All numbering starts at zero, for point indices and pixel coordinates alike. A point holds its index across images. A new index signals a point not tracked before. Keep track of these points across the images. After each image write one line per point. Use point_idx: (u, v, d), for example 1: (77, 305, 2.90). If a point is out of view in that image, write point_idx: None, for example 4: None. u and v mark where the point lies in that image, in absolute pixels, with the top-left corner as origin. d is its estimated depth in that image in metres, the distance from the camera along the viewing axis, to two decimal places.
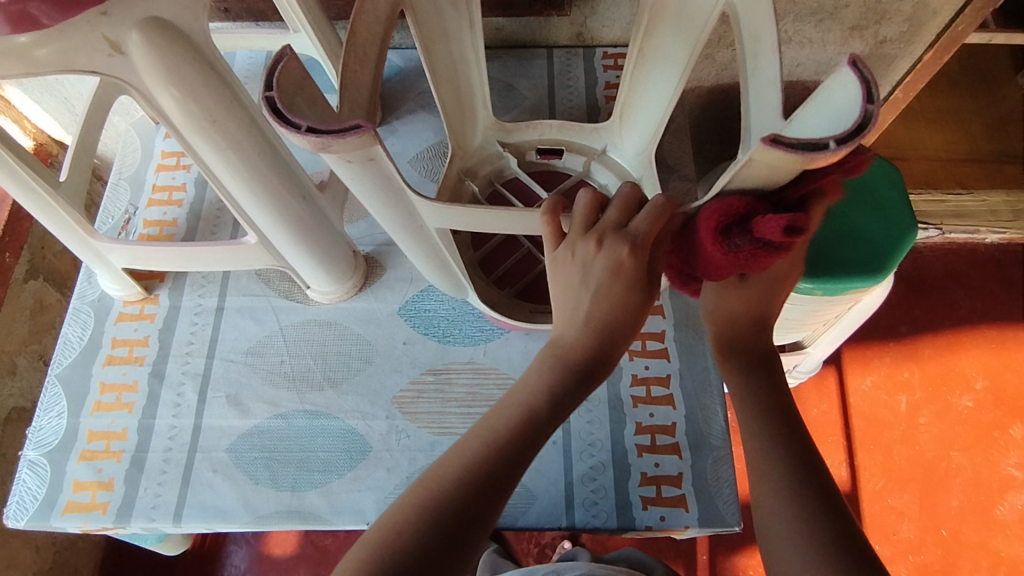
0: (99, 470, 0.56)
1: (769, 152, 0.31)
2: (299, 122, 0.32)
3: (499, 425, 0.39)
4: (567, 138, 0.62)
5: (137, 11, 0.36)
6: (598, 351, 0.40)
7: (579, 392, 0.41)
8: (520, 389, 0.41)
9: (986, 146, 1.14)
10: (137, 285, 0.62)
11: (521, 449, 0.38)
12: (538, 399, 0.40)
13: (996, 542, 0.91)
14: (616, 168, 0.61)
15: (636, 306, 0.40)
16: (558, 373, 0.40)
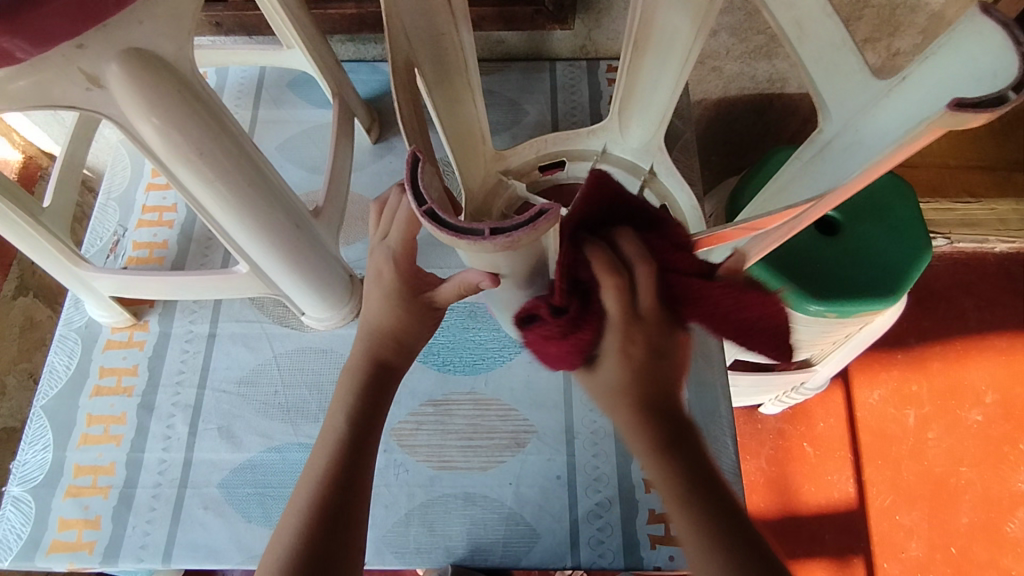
0: (86, 507, 0.54)
1: (953, 117, 0.30)
2: (480, 228, 0.29)
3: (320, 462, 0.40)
4: (565, 149, 0.58)
5: (116, 42, 0.34)
6: (385, 357, 0.45)
7: (384, 400, 0.44)
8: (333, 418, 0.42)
9: (995, 154, 1.10)
10: (125, 312, 0.60)
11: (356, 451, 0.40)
12: (342, 418, 0.42)
13: (1007, 561, 0.87)
14: (623, 164, 0.58)
15: (417, 333, 0.46)
16: (359, 379, 0.43)
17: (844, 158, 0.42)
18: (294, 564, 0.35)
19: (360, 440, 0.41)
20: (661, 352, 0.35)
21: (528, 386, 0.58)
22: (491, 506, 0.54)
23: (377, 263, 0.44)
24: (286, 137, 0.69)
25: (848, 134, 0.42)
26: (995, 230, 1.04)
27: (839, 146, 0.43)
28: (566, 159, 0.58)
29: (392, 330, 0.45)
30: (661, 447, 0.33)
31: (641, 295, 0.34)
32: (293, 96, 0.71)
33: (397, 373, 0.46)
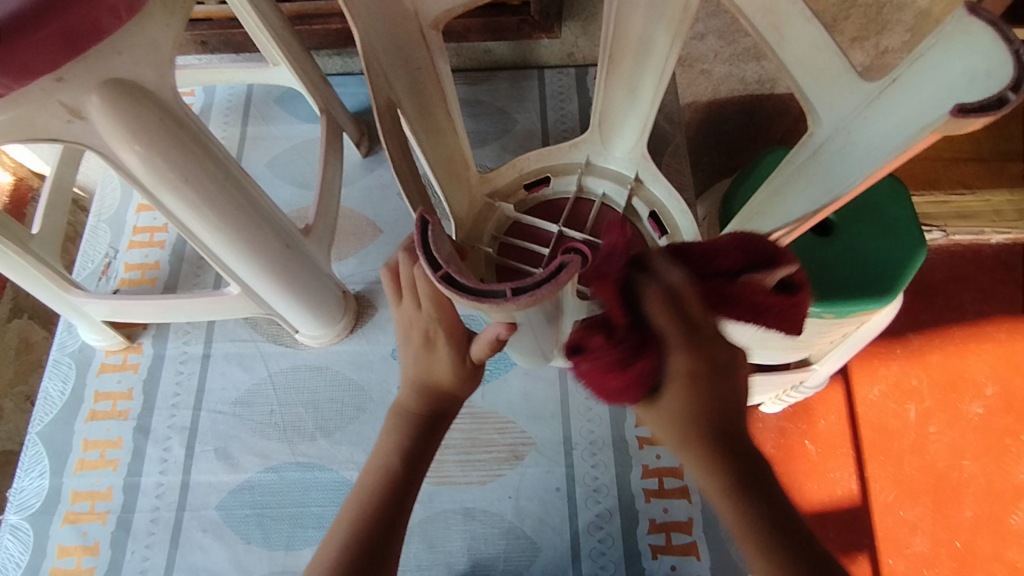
0: (85, 533, 0.54)
1: (959, 123, 0.31)
2: (501, 288, 0.28)
3: (364, 488, 0.39)
4: (548, 165, 0.57)
5: (95, 73, 0.33)
6: (437, 406, 0.42)
7: (432, 444, 0.42)
8: (384, 452, 0.41)
9: (986, 145, 1.08)
10: (119, 335, 0.60)
11: (393, 505, 0.38)
12: (395, 459, 0.40)
13: (1011, 554, 0.87)
14: (608, 174, 0.57)
15: (469, 389, 0.44)
16: (407, 429, 0.41)
17: (841, 162, 0.42)
18: None
19: (402, 488, 0.39)
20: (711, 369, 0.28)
21: (525, 398, 0.58)
22: (491, 520, 0.54)
23: (413, 326, 0.42)
24: (275, 153, 0.69)
25: (841, 138, 0.43)
26: (990, 221, 1.04)
27: (833, 150, 0.43)
28: (550, 175, 0.58)
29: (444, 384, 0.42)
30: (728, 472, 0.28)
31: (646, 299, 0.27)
32: (281, 111, 0.71)
33: (448, 417, 0.44)
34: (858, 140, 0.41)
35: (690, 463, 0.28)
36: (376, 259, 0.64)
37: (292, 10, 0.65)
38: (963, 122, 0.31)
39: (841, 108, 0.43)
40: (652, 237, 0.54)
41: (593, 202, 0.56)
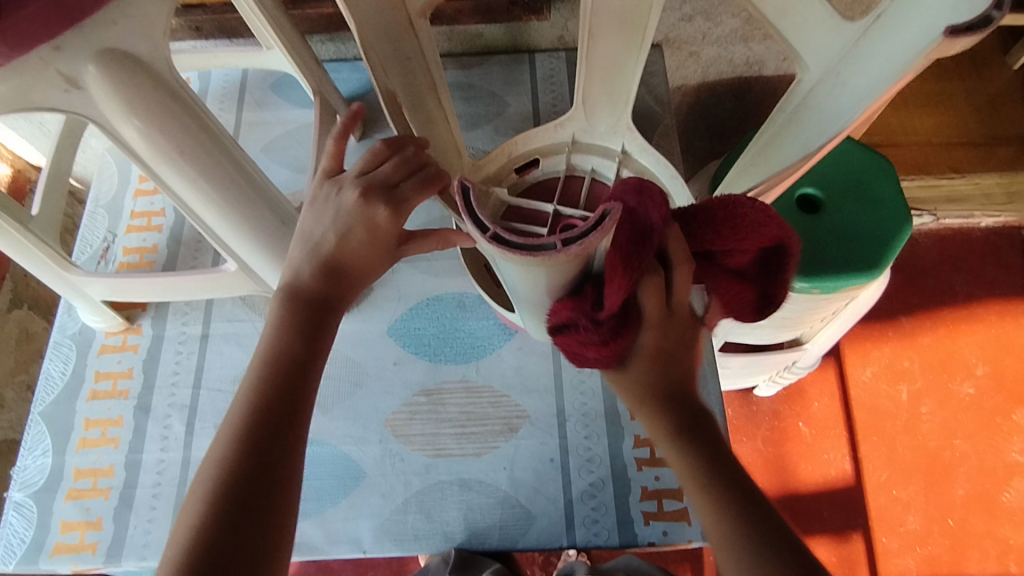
0: (87, 509, 0.55)
1: (950, 44, 0.32)
2: (550, 242, 0.30)
3: (251, 380, 0.37)
4: (535, 148, 0.57)
5: (92, 43, 0.35)
6: (329, 291, 0.40)
7: (323, 332, 0.40)
8: (277, 343, 0.38)
9: (976, 129, 1.09)
10: (118, 316, 0.61)
11: (286, 401, 0.36)
12: (286, 347, 0.38)
13: (1003, 531, 0.88)
14: (596, 149, 0.57)
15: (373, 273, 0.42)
16: (291, 314, 0.39)
17: (829, 104, 0.42)
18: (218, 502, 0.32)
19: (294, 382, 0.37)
20: (682, 346, 0.37)
21: (519, 373, 0.59)
22: (486, 490, 0.55)
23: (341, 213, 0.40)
24: (271, 138, 0.70)
25: (829, 80, 0.44)
26: (980, 204, 1.05)
27: (824, 90, 0.44)
28: (538, 157, 0.57)
29: (352, 267, 0.41)
30: (675, 421, 0.35)
31: (678, 290, 0.36)
32: (276, 97, 0.72)
33: (337, 309, 0.41)
34: (845, 80, 0.42)
35: (645, 421, 0.37)
36: None
37: None
38: (952, 45, 0.32)
39: (823, 50, 0.44)
40: None
41: (583, 178, 0.56)
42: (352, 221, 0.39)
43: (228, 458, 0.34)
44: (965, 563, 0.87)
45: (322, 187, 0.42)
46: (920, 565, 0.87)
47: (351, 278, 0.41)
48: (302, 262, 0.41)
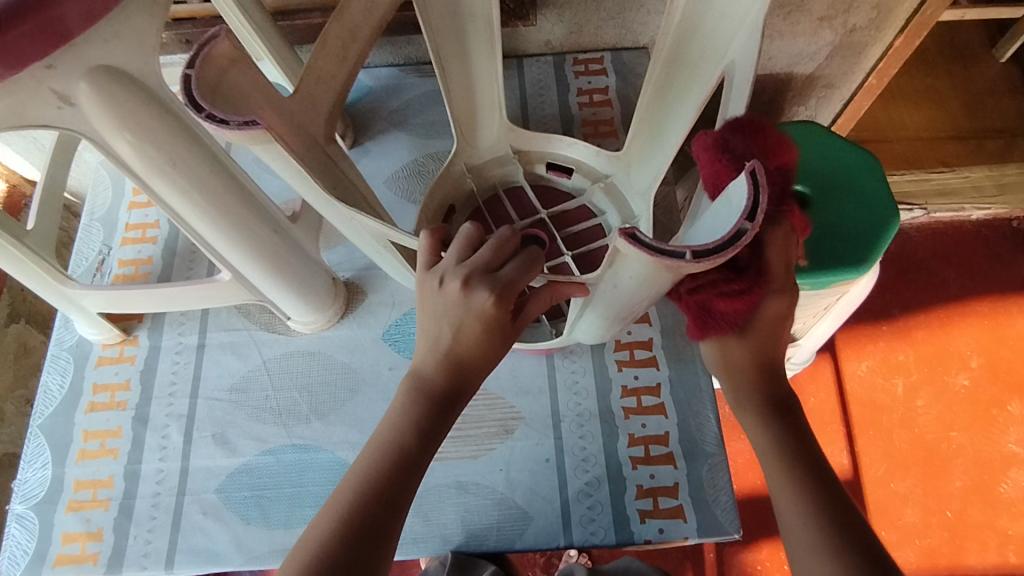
0: (88, 520, 0.55)
1: None
2: (681, 250, 0.32)
3: (367, 462, 0.41)
4: (445, 198, 0.61)
5: (82, 61, 0.35)
6: (457, 382, 0.43)
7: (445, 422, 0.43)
8: (395, 429, 0.42)
9: (964, 122, 1.10)
10: (115, 328, 0.61)
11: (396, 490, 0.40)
12: (408, 436, 0.41)
13: (1002, 521, 0.88)
14: (493, 163, 0.63)
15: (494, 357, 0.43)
16: (419, 405, 0.42)
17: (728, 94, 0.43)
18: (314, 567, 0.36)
19: (408, 467, 0.41)
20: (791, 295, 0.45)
21: (513, 374, 0.60)
22: (483, 492, 0.55)
23: (449, 314, 0.40)
24: None
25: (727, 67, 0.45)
26: (970, 197, 1.05)
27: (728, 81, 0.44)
28: (451, 203, 0.61)
29: (471, 354, 0.42)
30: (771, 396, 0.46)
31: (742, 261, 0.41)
32: None
33: (463, 400, 0.44)
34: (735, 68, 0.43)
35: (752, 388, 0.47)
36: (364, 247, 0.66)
37: (273, 7, 0.67)
38: None
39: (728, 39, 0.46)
40: (562, 182, 0.63)
41: (499, 195, 0.63)
42: (464, 314, 0.40)
43: (328, 535, 0.38)
44: (965, 554, 0.87)
45: (423, 281, 0.41)
46: (919, 558, 0.87)
47: (468, 372, 0.42)
48: (428, 361, 0.43)
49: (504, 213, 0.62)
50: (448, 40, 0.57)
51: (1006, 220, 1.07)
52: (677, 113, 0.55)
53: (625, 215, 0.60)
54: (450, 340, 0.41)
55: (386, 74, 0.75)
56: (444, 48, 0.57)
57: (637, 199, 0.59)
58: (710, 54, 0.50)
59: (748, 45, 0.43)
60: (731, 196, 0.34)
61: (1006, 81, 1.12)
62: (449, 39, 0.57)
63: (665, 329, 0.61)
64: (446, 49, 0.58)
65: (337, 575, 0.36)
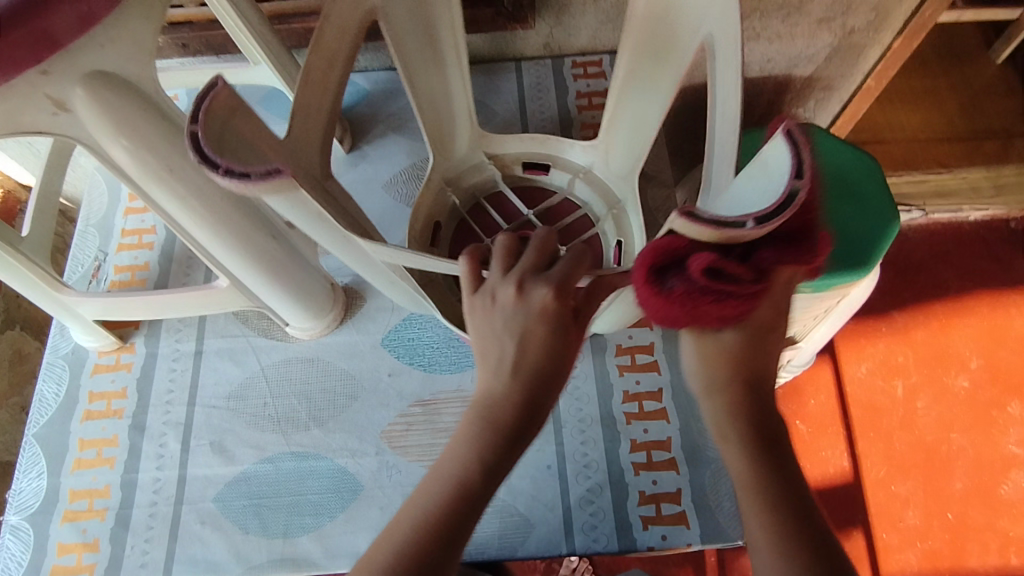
0: (84, 530, 0.54)
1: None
2: (741, 220, 0.30)
3: (427, 500, 0.36)
4: (431, 215, 0.60)
5: (78, 66, 0.35)
6: (530, 404, 0.36)
7: (518, 451, 0.37)
8: (460, 458, 0.36)
9: (961, 123, 1.10)
10: (111, 335, 0.60)
11: (455, 532, 0.35)
12: (475, 470, 0.35)
13: (1003, 523, 0.88)
14: (471, 176, 0.63)
15: (565, 369, 0.38)
16: (487, 433, 0.36)
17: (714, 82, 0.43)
18: None
19: (473, 504, 0.35)
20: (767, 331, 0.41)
21: None
22: None
23: (512, 324, 0.37)
24: None
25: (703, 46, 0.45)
26: (968, 198, 1.05)
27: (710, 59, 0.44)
28: (437, 220, 0.60)
29: (539, 365, 0.37)
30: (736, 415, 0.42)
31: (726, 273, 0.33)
32: (263, 111, 0.72)
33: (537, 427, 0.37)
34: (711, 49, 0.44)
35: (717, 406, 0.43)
36: None
37: (270, 11, 0.66)
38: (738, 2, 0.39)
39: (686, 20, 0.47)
40: (540, 179, 0.63)
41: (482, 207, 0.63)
42: (526, 321, 0.37)
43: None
44: (966, 557, 0.86)
45: (475, 300, 0.39)
46: (920, 560, 0.86)
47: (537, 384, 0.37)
48: (494, 370, 0.37)
49: (491, 221, 0.62)
50: (416, 54, 0.53)
51: (1005, 220, 1.06)
52: (657, 94, 0.54)
53: (609, 199, 0.61)
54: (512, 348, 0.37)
55: (383, 78, 0.75)
56: (415, 64, 0.54)
57: (618, 183, 0.60)
58: (675, 44, 0.49)
59: (726, 16, 0.41)
60: (770, 158, 0.34)
61: (1003, 82, 1.12)
62: (417, 51, 0.53)
63: (666, 333, 0.61)
64: (415, 63, 0.54)
65: None
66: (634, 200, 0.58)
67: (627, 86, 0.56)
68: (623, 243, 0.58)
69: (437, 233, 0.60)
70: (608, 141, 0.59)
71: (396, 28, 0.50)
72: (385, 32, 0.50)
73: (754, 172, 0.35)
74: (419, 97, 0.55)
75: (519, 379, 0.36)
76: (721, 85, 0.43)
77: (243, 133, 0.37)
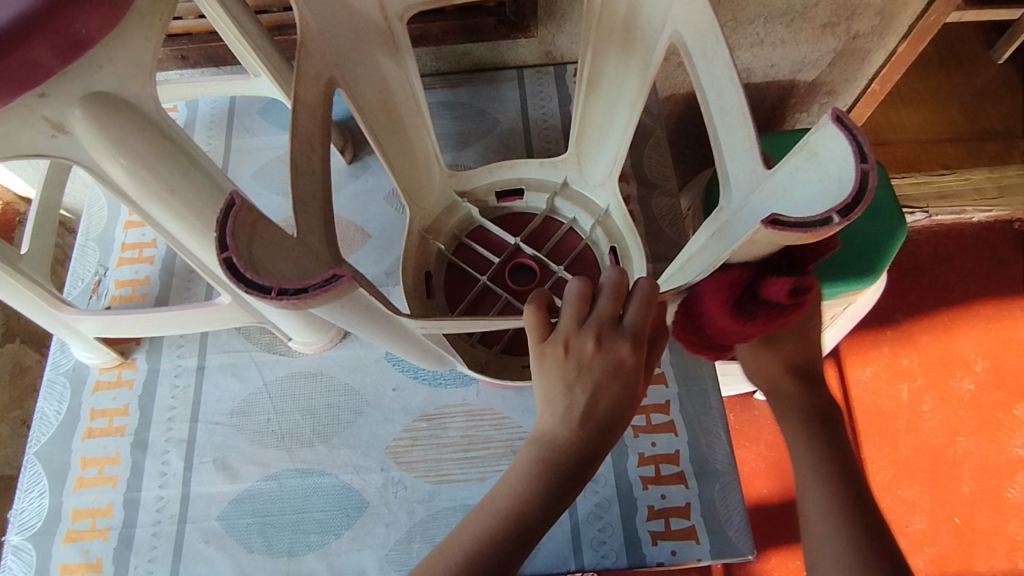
0: (87, 550, 0.54)
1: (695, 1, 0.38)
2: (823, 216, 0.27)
3: (479, 526, 0.38)
4: (420, 267, 0.56)
5: (76, 87, 0.34)
6: (588, 449, 0.38)
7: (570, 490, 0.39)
8: (515, 497, 0.38)
9: (964, 124, 1.10)
10: (112, 351, 0.60)
11: (507, 560, 0.37)
12: (530, 506, 0.38)
13: (1011, 527, 0.86)
14: (449, 219, 0.59)
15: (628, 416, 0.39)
16: (545, 475, 0.38)
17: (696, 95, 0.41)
18: None
19: (524, 536, 0.38)
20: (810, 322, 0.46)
21: (519, 393, 0.58)
22: None
23: (586, 378, 0.36)
24: (259, 165, 0.70)
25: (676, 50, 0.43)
26: (972, 199, 1.03)
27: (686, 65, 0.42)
28: (427, 272, 0.56)
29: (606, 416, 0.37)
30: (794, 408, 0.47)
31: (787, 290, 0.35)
32: (263, 122, 0.72)
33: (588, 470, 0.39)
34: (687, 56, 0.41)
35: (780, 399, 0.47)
36: (365, 264, 0.65)
37: (269, 22, 0.66)
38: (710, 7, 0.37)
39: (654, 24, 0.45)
40: (517, 204, 0.61)
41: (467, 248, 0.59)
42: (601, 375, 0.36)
43: None
44: (974, 562, 0.85)
45: (544, 350, 0.37)
46: (928, 565, 0.85)
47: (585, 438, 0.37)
48: (548, 413, 0.38)
49: (477, 259, 0.58)
50: (375, 114, 0.50)
51: (1007, 222, 1.05)
52: (627, 88, 0.52)
53: (593, 211, 0.59)
54: (566, 398, 0.37)
55: None
56: (377, 119, 0.51)
57: (599, 192, 0.58)
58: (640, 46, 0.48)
59: (692, 4, 0.39)
60: (816, 149, 0.30)
61: (1006, 83, 1.11)
62: (376, 109, 0.51)
63: (673, 345, 0.60)
64: (378, 124, 0.51)
65: None
66: (620, 203, 0.56)
67: (597, 85, 0.54)
68: (617, 249, 0.56)
69: (429, 284, 0.56)
70: (579, 146, 0.58)
71: (354, 91, 0.47)
72: (348, 101, 0.47)
73: (797, 165, 0.32)
74: (389, 157, 0.52)
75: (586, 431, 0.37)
76: (706, 87, 0.40)
77: (269, 237, 0.31)
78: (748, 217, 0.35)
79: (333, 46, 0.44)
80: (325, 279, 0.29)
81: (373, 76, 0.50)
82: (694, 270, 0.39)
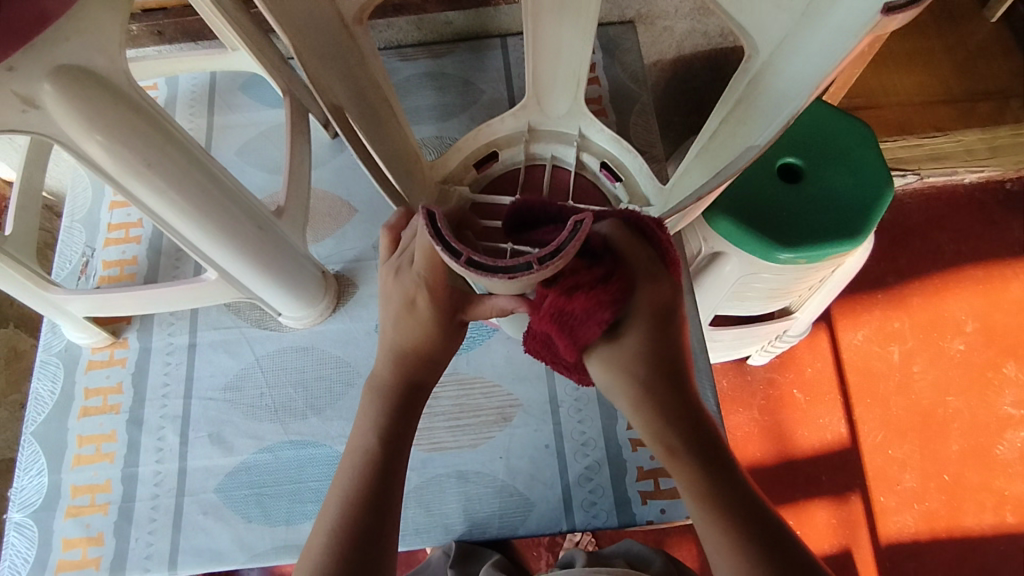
0: (87, 525, 0.55)
1: None
2: None
3: (364, 441, 0.43)
4: None
5: (45, 60, 0.34)
6: (410, 379, 0.45)
7: (413, 418, 0.45)
8: (369, 426, 0.43)
9: (957, 86, 1.06)
10: (102, 331, 0.60)
11: (391, 457, 0.42)
12: (386, 423, 0.43)
13: (999, 483, 0.88)
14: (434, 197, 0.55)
15: (442, 352, 0.46)
16: (382, 409, 0.44)
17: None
18: (357, 507, 0.40)
19: (389, 456, 0.42)
20: None
21: (509, 361, 0.59)
22: (483, 480, 0.55)
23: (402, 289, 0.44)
24: (243, 141, 0.69)
25: None
26: (963, 160, 1.02)
27: None
28: None
29: (422, 351, 0.45)
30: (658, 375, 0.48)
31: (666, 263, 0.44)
32: (245, 98, 0.71)
33: (411, 401, 0.45)
34: None
35: None
36: (353, 238, 0.65)
37: None
38: None
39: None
40: (495, 167, 0.57)
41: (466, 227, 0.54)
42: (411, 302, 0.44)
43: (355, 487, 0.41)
44: (963, 518, 0.86)
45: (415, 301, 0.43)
46: (918, 522, 0.86)
47: (422, 359, 0.45)
48: (418, 340, 0.44)
49: None
50: (363, 115, 0.44)
51: (999, 182, 1.05)
52: (583, 21, 0.51)
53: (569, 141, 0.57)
54: (423, 328, 0.44)
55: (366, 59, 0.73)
56: (368, 123, 0.44)
57: (569, 121, 0.57)
58: None
59: None
60: None
61: (999, 42, 1.08)
62: (360, 110, 0.44)
63: None
64: (375, 138, 0.45)
65: (356, 537, 0.39)
66: (592, 120, 0.57)
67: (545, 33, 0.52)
68: (610, 162, 0.57)
69: None
70: (537, 90, 0.56)
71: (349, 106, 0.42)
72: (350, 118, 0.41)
73: None
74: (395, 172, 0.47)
75: (399, 358, 0.45)
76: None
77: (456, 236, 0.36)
78: (803, 46, 0.39)
79: (313, 50, 0.39)
80: (572, 227, 0.33)
81: (343, 75, 0.43)
82: (757, 125, 0.42)
